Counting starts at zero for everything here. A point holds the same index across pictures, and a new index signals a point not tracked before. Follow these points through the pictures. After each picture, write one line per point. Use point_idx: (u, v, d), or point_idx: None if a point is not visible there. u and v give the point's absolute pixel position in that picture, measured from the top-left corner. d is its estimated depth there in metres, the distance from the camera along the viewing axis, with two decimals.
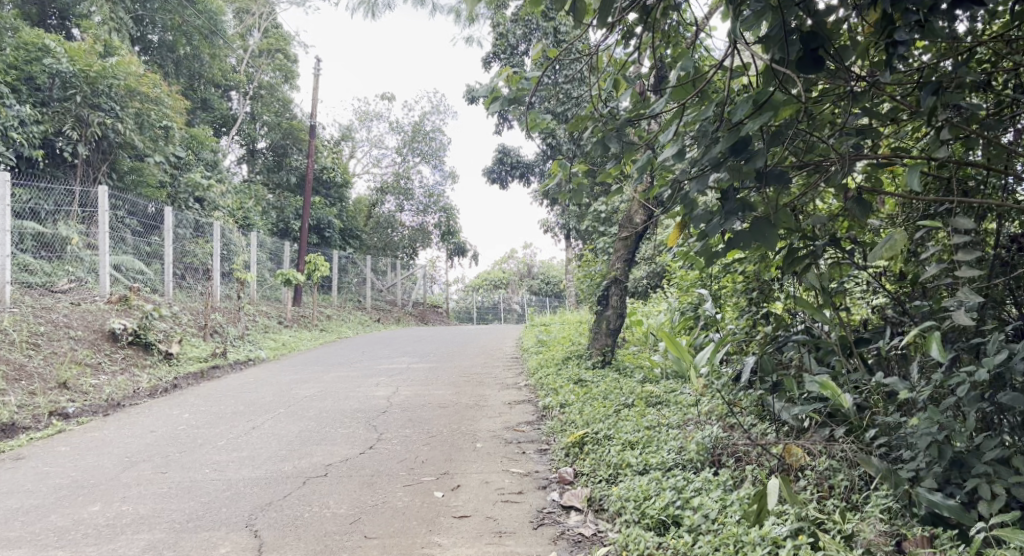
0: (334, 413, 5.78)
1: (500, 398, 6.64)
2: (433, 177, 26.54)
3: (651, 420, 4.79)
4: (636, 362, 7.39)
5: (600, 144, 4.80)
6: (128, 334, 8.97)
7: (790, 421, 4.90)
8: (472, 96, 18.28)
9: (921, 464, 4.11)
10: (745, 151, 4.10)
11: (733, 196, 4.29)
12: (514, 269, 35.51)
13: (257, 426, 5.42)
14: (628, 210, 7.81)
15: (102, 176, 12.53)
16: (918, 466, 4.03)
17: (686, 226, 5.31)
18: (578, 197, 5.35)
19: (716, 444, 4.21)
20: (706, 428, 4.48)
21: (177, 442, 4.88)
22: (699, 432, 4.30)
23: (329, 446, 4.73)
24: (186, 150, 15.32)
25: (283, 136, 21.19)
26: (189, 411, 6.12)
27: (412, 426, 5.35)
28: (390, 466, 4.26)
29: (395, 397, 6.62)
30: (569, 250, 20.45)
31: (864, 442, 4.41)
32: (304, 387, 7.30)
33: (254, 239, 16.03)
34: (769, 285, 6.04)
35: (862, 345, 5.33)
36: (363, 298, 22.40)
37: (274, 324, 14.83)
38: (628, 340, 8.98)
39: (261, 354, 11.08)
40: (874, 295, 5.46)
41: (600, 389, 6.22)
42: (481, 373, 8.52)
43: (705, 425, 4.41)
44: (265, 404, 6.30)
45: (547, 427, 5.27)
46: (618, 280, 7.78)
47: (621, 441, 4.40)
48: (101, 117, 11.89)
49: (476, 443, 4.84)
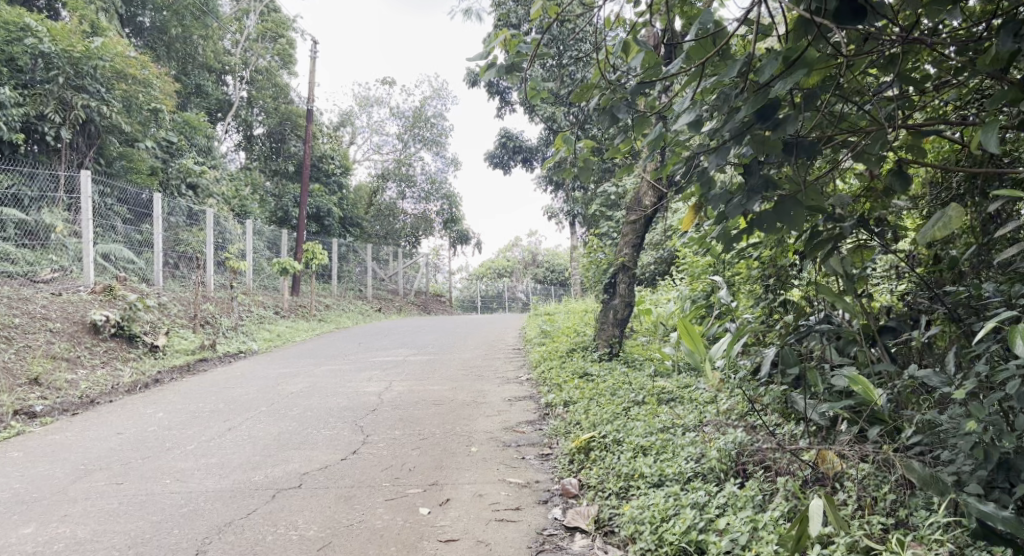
0: (319, 412, 5.32)
1: (500, 394, 6.17)
2: (435, 164, 26.03)
3: (664, 421, 4.31)
4: (646, 356, 6.93)
5: (607, 114, 4.30)
6: (110, 326, 8.54)
7: (818, 420, 4.44)
8: (474, 78, 17.78)
9: (963, 466, 3.69)
10: (774, 117, 3.65)
11: (758, 171, 3.92)
12: (519, 257, 34.87)
13: (234, 427, 4.96)
14: (638, 191, 7.25)
15: (88, 161, 12.05)
16: (960, 467, 3.61)
17: (704, 208, 4.86)
18: (585, 176, 4.85)
19: (741, 451, 3.78)
20: (729, 432, 3.99)
21: (143, 446, 4.45)
22: (721, 437, 3.82)
23: (308, 452, 4.27)
24: (178, 135, 14.84)
25: (280, 122, 20.69)
26: (163, 409, 5.67)
27: (402, 427, 4.88)
28: (373, 476, 3.80)
29: (388, 393, 6.15)
30: (574, 237, 19.97)
31: (900, 442, 3.96)
32: (292, 382, 6.86)
33: (250, 227, 15.60)
34: (786, 270, 5.61)
35: (887, 334, 4.87)
36: (364, 287, 21.95)
37: (270, 315, 14.38)
38: (637, 331, 8.53)
39: (253, 345, 10.63)
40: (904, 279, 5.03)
41: (608, 384, 5.74)
42: (481, 366, 8.07)
43: (729, 430, 3.93)
44: (246, 402, 5.85)
45: (549, 427, 4.80)
46: (627, 266, 7.28)
47: (631, 447, 3.90)
48: (85, 99, 11.41)
49: (470, 447, 4.37)
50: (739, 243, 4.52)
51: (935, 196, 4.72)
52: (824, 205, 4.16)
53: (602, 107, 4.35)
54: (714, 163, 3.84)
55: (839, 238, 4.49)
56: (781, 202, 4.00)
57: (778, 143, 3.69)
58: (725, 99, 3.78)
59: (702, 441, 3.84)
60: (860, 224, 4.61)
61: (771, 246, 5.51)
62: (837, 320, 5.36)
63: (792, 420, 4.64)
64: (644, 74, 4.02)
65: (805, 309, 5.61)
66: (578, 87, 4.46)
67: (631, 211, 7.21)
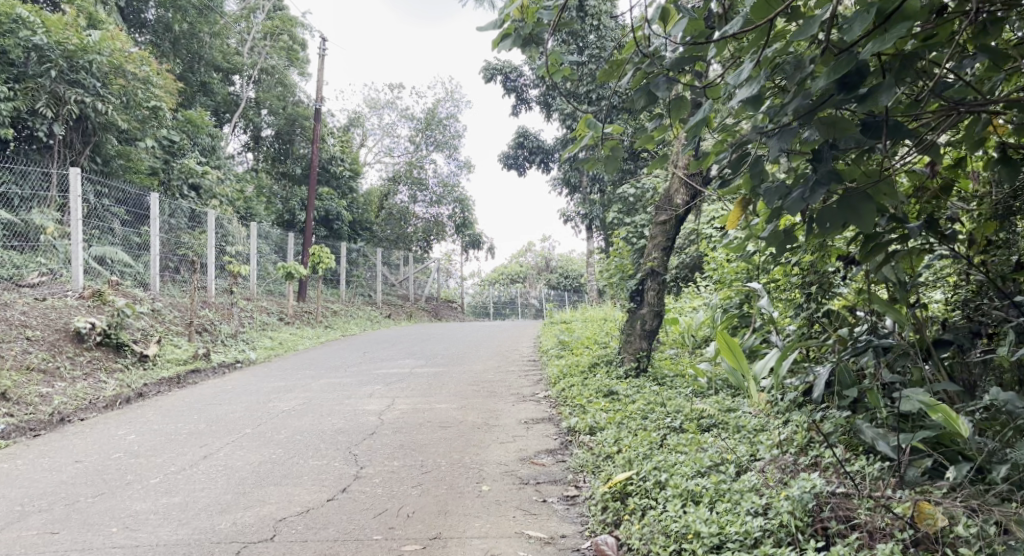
0: (309, 437, 4.68)
1: (515, 415, 5.48)
2: (447, 167, 25.47)
3: (712, 457, 3.62)
4: (678, 372, 6.25)
5: (644, 93, 3.57)
6: (95, 335, 7.94)
7: (889, 449, 3.74)
8: (490, 72, 17.24)
9: None
10: (859, 88, 2.96)
11: (831, 158, 3.26)
12: (532, 263, 34.30)
13: (210, 455, 4.32)
14: (667, 189, 6.43)
15: (83, 160, 11.52)
16: None
17: (748, 205, 4.24)
18: (612, 166, 4.07)
19: (819, 503, 2.96)
20: (800, 478, 3.17)
21: (99, 479, 3.81)
22: (794, 486, 3.03)
23: (292, 488, 3.64)
24: (180, 134, 14.27)
25: (289, 123, 20.10)
26: (134, 432, 5.02)
27: (403, 456, 4.22)
28: (362, 525, 3.15)
29: (389, 412, 5.50)
30: (590, 242, 19.26)
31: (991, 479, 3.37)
32: (285, 398, 6.23)
33: (254, 230, 14.99)
34: (829, 277, 5.23)
35: (944, 348, 4.46)
36: (373, 293, 21.30)
37: (273, 321, 13.72)
38: (665, 343, 7.86)
39: (251, 354, 9.99)
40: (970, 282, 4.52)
41: (639, 406, 5.03)
42: (493, 381, 7.39)
43: (801, 477, 3.14)
44: (230, 423, 5.20)
45: (573, 461, 4.11)
46: (656, 272, 6.56)
47: (679, 494, 3.21)
48: (78, 94, 10.82)
49: (481, 486, 3.70)
50: (792, 243, 3.98)
51: (1001, 195, 4.14)
52: (897, 201, 3.54)
53: (634, 85, 3.70)
54: (776, 148, 3.23)
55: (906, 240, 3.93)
56: (848, 195, 3.38)
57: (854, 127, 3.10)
58: (794, 68, 3.19)
59: (766, 485, 3.16)
60: (926, 225, 4.01)
61: (811, 252, 5.11)
62: (888, 331, 4.81)
63: (860, 453, 3.95)
64: (689, 47, 3.43)
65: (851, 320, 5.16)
66: (608, 63, 3.85)
67: (660, 209, 6.49)
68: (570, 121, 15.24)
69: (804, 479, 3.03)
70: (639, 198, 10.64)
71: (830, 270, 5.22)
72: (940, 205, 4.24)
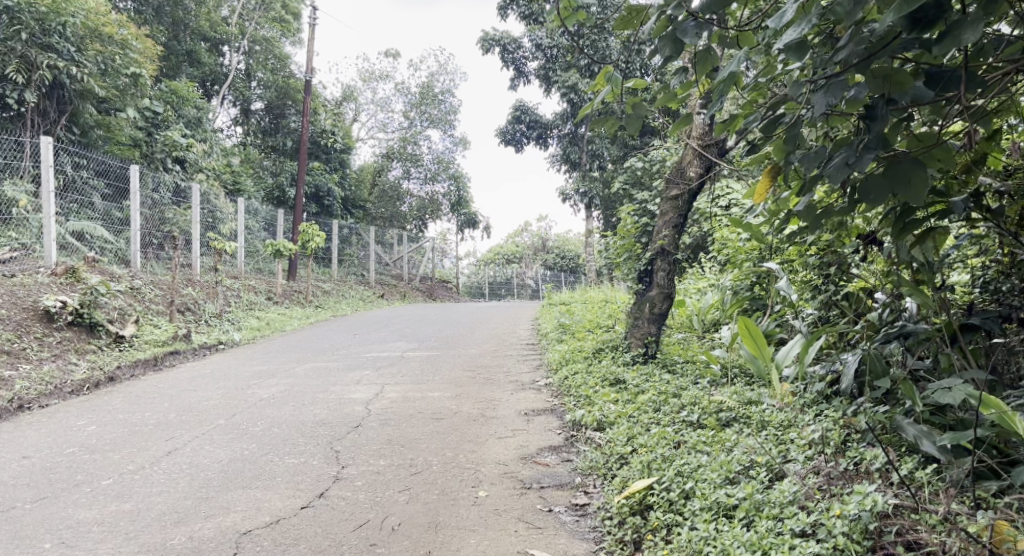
0: (286, 430, 4.23)
1: (514, 406, 5.04)
2: (443, 144, 24.86)
3: (740, 460, 3.22)
4: (690, 360, 5.82)
5: (669, 39, 3.09)
6: (66, 314, 7.47)
7: (934, 450, 3.29)
8: (487, 43, 16.66)
9: None
10: (934, 26, 2.47)
11: (885, 116, 2.75)
12: (529, 243, 33.73)
13: (175, 450, 3.87)
14: (680, 160, 5.91)
15: (60, 130, 10.98)
16: None
17: (778, 174, 3.74)
18: (632, 128, 3.50)
19: (882, 522, 2.63)
20: (853, 488, 2.84)
21: (44, 480, 3.36)
22: (851, 503, 2.69)
23: (262, 492, 3.21)
24: (163, 105, 13.68)
25: (279, 95, 19.41)
26: (95, 421, 4.56)
27: (389, 454, 3.76)
28: (340, 542, 2.74)
29: (377, 402, 5.05)
30: (589, 221, 18.69)
31: None
32: (265, 384, 5.78)
33: (243, 206, 14.43)
34: (846, 257, 4.82)
35: (970, 334, 4.00)
36: (367, 272, 20.76)
37: (261, 301, 13.17)
38: (672, 326, 7.42)
39: (235, 335, 9.50)
40: (1001, 263, 4.12)
41: (650, 397, 4.59)
42: (490, 367, 6.94)
43: (855, 487, 2.82)
44: (201, 413, 4.74)
45: (581, 461, 3.68)
46: (666, 251, 6.09)
47: (711, 513, 2.84)
48: (51, 59, 10.21)
49: (477, 491, 3.27)
50: (826, 221, 3.44)
51: None
52: (946, 164, 3.05)
53: (656, 33, 3.17)
54: (821, 104, 2.79)
55: (945, 216, 3.49)
56: (896, 161, 2.90)
57: (910, 79, 2.72)
58: (851, 6, 2.66)
59: (810, 498, 2.83)
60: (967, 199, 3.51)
61: (830, 231, 4.69)
62: (909, 313, 4.42)
63: (902, 453, 3.51)
64: None
65: (871, 303, 4.78)
66: (628, 8, 3.27)
67: (671, 183, 5.98)
68: (570, 93, 14.64)
69: (866, 493, 2.72)
70: (646, 173, 10.12)
71: (848, 250, 4.83)
72: (968, 180, 3.70)
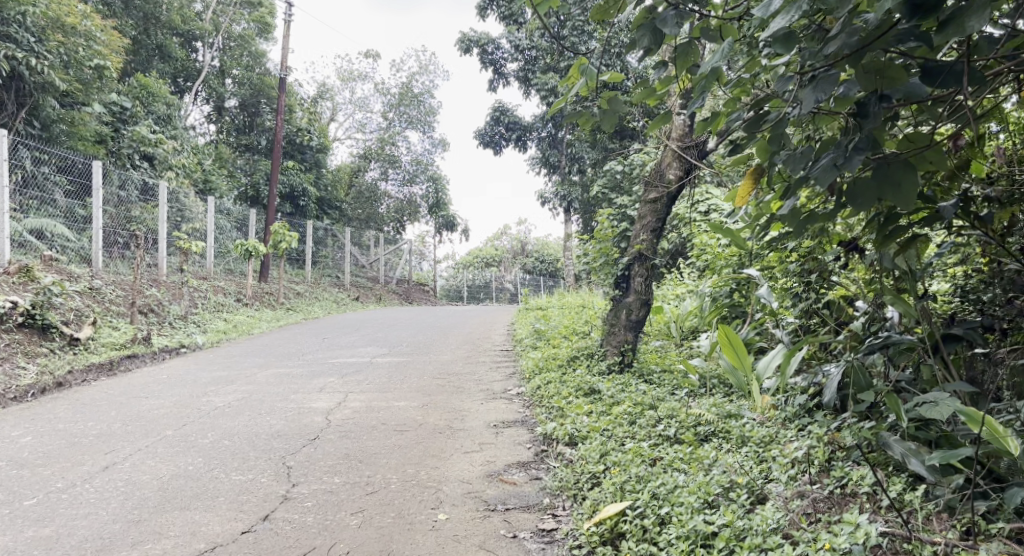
0: (237, 443, 3.95)
1: (484, 417, 4.80)
2: (422, 145, 24.60)
3: (721, 481, 3.04)
4: (669, 369, 5.62)
5: (647, 30, 2.86)
6: (17, 315, 7.08)
7: (923, 468, 3.00)
8: (466, 44, 16.45)
9: None
10: (932, 15, 2.27)
11: (877, 113, 2.54)
12: (508, 246, 33.49)
13: (113, 465, 3.58)
14: (660, 161, 5.71)
15: (19, 124, 10.58)
16: None
17: (761, 175, 3.53)
18: (608, 126, 3.28)
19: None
20: (843, 517, 2.70)
21: None
22: (842, 536, 2.53)
23: (204, 514, 2.95)
24: (131, 100, 13.28)
25: (253, 93, 19.03)
26: (31, 432, 4.23)
27: (345, 471, 3.51)
28: None
29: (339, 411, 4.79)
30: (568, 225, 18.49)
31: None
32: (222, 391, 5.48)
33: (213, 205, 14.03)
34: (826, 263, 4.64)
35: (954, 344, 3.81)
36: (342, 274, 20.37)
37: (230, 302, 12.80)
38: (650, 334, 7.21)
39: (199, 338, 9.15)
40: (984, 269, 3.93)
41: (626, 409, 4.38)
42: (461, 374, 6.69)
43: (844, 517, 2.68)
44: (148, 423, 4.43)
45: (550, 480, 3.45)
46: (644, 256, 5.90)
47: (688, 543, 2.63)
48: (9, 48, 9.71)
49: (437, 513, 3.03)
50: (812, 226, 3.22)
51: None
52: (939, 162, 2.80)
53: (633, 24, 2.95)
54: (809, 100, 2.58)
55: (931, 222, 3.29)
56: (886, 162, 2.69)
57: (903, 73, 2.52)
58: None
59: (794, 526, 2.67)
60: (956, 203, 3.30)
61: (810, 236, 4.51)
62: (891, 324, 4.23)
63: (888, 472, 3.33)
64: None
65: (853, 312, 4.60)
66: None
67: (649, 187, 5.79)
68: (549, 96, 14.48)
69: (860, 523, 2.57)
70: (625, 176, 9.93)
71: (829, 257, 4.65)
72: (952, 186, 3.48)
